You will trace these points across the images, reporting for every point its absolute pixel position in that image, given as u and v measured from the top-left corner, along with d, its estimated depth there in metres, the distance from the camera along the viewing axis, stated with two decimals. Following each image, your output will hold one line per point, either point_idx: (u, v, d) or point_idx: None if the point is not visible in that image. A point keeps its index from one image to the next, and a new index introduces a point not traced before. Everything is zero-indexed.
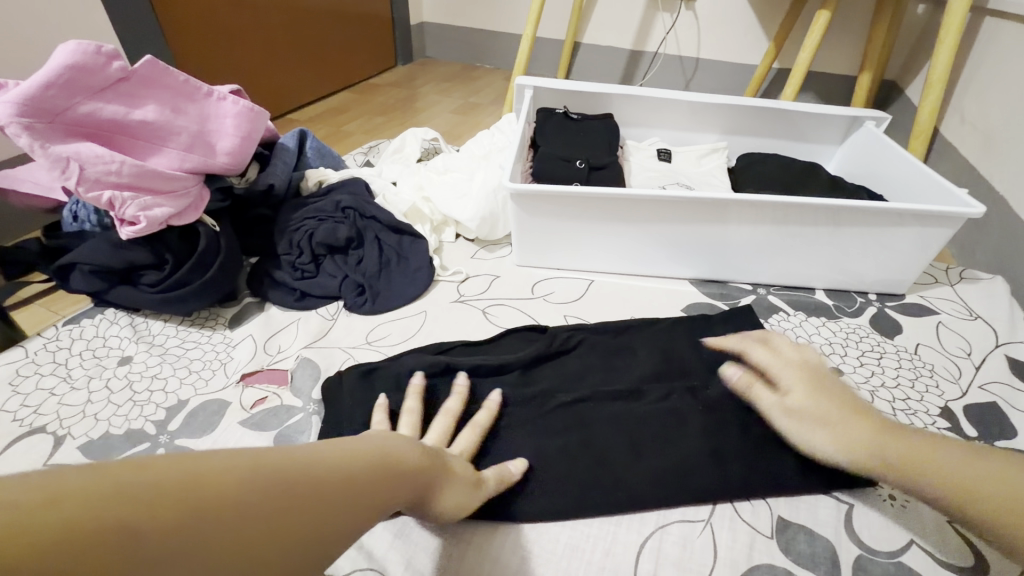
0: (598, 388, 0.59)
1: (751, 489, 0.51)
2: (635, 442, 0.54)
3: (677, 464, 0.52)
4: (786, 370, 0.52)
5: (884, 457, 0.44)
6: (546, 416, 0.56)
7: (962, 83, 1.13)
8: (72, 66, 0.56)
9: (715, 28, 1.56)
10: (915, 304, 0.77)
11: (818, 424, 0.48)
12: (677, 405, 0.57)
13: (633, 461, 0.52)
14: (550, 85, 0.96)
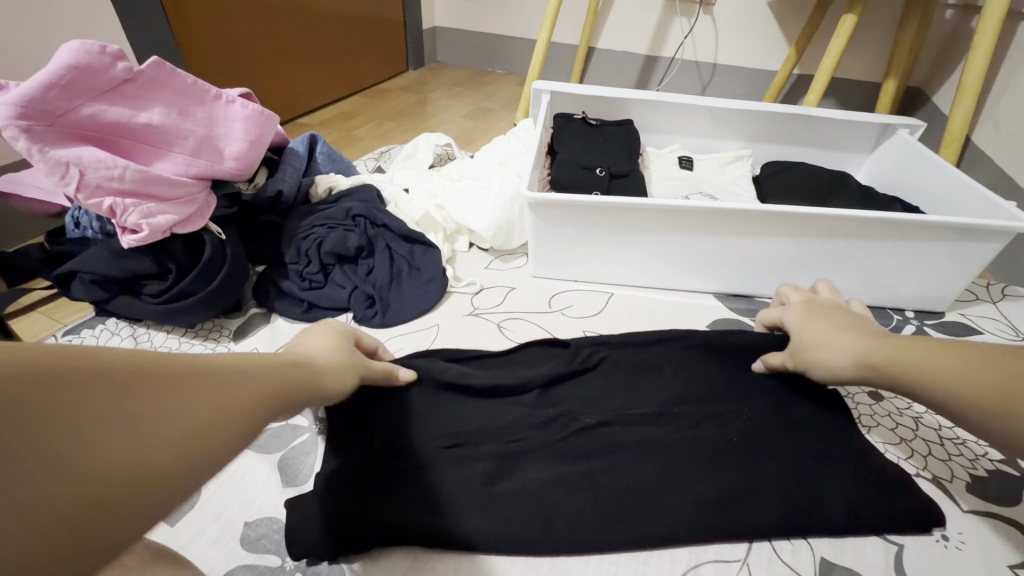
0: (622, 412, 0.55)
1: (791, 528, 0.47)
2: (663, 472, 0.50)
3: (710, 497, 0.48)
4: (792, 315, 0.56)
5: (875, 358, 0.46)
6: (567, 441, 0.53)
7: (996, 90, 1.09)
8: (76, 67, 0.53)
9: (734, 32, 1.53)
10: (955, 322, 0.73)
11: (820, 345, 0.51)
12: (707, 433, 0.54)
13: (662, 493, 0.49)
14: (568, 90, 0.93)
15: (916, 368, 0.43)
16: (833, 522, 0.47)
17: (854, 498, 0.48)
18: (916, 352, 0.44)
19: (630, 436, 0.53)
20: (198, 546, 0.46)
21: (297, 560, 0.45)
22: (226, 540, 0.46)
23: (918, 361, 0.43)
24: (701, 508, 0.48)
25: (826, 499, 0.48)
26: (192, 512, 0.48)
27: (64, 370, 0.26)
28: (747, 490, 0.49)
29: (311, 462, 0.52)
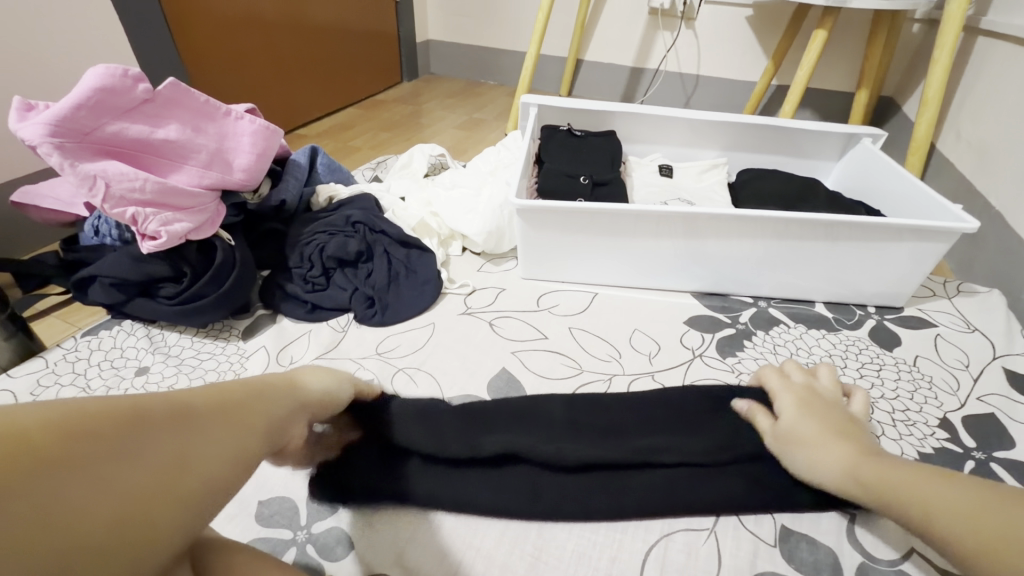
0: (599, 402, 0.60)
1: (755, 500, 0.52)
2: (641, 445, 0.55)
3: (683, 472, 0.54)
4: (783, 397, 0.55)
5: (859, 476, 0.45)
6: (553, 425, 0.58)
7: (958, 100, 1.16)
8: (102, 89, 0.59)
9: (715, 46, 1.60)
10: (913, 316, 0.79)
11: (804, 445, 0.50)
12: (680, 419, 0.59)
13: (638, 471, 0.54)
14: (555, 103, 0.99)
15: (902, 497, 0.42)
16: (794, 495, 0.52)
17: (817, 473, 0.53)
18: (893, 466, 0.45)
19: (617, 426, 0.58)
20: (217, 522, 0.50)
21: (307, 532, 0.50)
22: (243, 517, 0.51)
23: (895, 484, 0.43)
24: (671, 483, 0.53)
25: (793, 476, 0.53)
26: None
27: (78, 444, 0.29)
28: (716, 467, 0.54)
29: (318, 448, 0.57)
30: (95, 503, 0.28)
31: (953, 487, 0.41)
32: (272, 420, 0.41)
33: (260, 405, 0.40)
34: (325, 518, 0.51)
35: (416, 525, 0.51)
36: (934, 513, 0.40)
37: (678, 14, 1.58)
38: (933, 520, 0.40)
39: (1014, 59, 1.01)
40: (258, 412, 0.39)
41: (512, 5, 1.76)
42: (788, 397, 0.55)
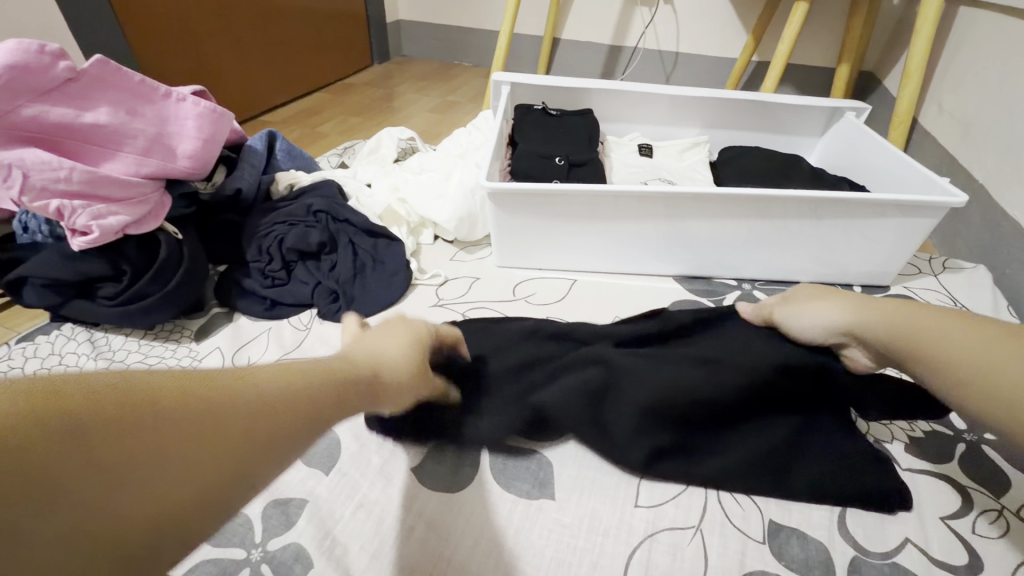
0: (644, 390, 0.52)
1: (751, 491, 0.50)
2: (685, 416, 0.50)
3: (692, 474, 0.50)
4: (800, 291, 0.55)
5: (875, 329, 0.46)
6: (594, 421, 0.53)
7: (939, 73, 1.13)
8: (13, 66, 0.52)
9: (694, 22, 1.55)
10: (899, 295, 0.77)
11: (822, 302, 0.51)
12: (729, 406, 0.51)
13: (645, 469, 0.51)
14: (527, 81, 0.94)
15: (928, 344, 0.42)
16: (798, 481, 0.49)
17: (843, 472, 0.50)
18: (928, 319, 0.43)
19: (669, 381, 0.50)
20: None
21: (261, 551, 0.46)
22: None
23: (918, 333, 0.42)
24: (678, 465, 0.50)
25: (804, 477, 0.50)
26: None
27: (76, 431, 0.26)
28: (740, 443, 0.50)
29: None
30: (115, 499, 0.27)
31: (988, 335, 0.40)
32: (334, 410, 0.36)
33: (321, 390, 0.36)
34: (282, 533, 0.47)
35: (382, 536, 0.47)
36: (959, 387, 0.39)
37: None
38: (963, 395, 0.39)
39: (997, 27, 0.98)
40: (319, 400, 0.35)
41: None
42: (834, 298, 0.50)
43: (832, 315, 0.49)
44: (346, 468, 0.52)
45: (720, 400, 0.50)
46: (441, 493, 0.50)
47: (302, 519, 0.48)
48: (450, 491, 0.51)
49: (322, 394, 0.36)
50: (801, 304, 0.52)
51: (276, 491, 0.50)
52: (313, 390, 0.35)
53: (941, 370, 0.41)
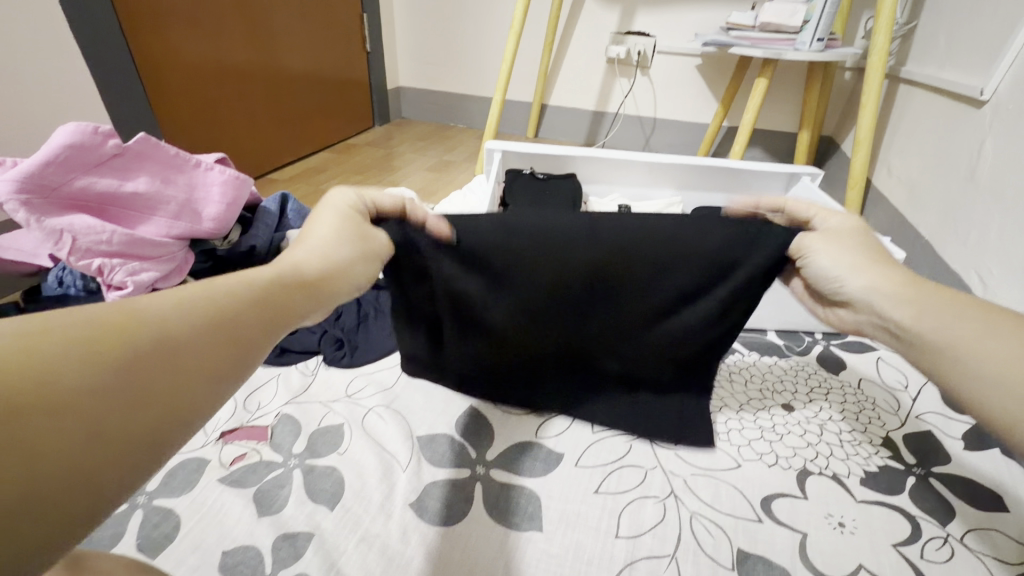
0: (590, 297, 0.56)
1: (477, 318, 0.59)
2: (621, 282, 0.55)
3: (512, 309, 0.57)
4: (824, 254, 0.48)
5: (891, 311, 0.43)
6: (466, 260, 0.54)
7: (887, 140, 1.27)
8: (71, 146, 0.60)
9: (669, 92, 1.71)
10: (856, 341, 0.84)
11: (845, 249, 0.47)
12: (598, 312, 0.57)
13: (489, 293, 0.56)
14: (518, 149, 1.05)
15: (952, 346, 0.38)
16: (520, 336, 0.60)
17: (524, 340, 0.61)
18: (966, 328, 0.38)
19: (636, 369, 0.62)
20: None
21: None
22: (205, 568, 0.50)
23: (940, 337, 0.39)
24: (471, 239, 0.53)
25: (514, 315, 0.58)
26: (172, 545, 0.52)
27: (100, 371, 0.26)
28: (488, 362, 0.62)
29: (286, 493, 0.57)
30: (96, 394, 0.26)
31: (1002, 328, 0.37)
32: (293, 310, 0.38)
33: (260, 289, 0.36)
34: (290, 565, 0.50)
35: (385, 566, 0.51)
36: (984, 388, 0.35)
37: (634, 63, 1.69)
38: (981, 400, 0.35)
39: (931, 104, 1.12)
40: (267, 314, 0.36)
41: (479, 55, 1.86)
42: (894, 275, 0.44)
43: (855, 280, 0.45)
44: (349, 504, 0.56)
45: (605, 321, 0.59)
46: (436, 526, 0.55)
47: (309, 550, 0.52)
48: (446, 524, 0.55)
49: (251, 292, 0.36)
50: (837, 240, 0.48)
51: (285, 525, 0.54)
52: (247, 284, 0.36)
53: (981, 368, 0.36)
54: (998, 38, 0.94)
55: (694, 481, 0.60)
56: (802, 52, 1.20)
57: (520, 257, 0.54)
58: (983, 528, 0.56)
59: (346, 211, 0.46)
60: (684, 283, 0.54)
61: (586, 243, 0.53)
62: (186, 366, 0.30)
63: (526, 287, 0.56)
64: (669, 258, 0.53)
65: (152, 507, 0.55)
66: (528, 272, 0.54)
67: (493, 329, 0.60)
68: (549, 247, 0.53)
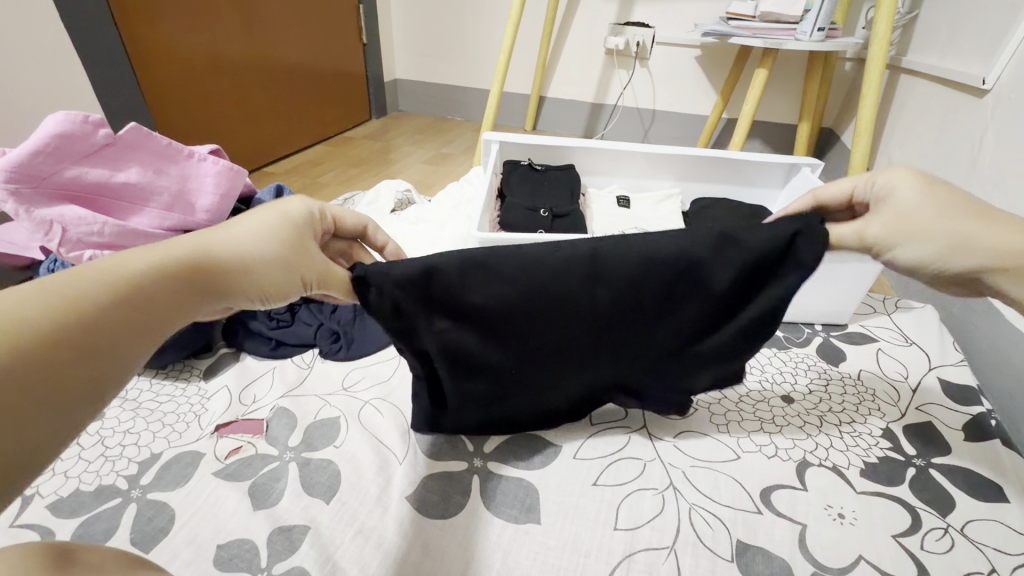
0: (600, 332, 0.50)
1: (476, 374, 0.53)
2: (631, 315, 0.49)
3: (510, 359, 0.52)
4: (909, 243, 0.41)
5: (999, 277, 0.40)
6: (454, 304, 0.47)
7: (887, 131, 1.26)
8: (61, 135, 0.59)
9: (668, 84, 1.70)
10: (856, 332, 0.84)
11: (915, 224, 0.41)
12: (609, 348, 0.52)
13: (484, 348, 0.51)
14: (515, 140, 1.04)
15: None
16: (522, 385, 0.55)
17: (531, 389, 0.55)
18: None
19: (643, 397, 0.57)
20: (172, 569, 0.49)
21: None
22: (200, 562, 0.49)
23: None
24: (455, 281, 0.46)
25: (515, 362, 0.53)
26: (166, 539, 0.51)
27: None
28: (482, 414, 0.57)
29: (282, 487, 0.57)
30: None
31: None
32: (182, 309, 0.36)
33: (136, 292, 0.33)
34: (286, 557, 0.50)
35: (381, 560, 0.50)
36: None
37: (633, 54, 1.67)
38: None
39: (932, 94, 1.11)
40: (143, 319, 0.33)
41: (476, 46, 1.84)
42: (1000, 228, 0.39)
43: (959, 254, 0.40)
44: (345, 497, 0.56)
45: (614, 361, 0.53)
46: (432, 518, 0.54)
47: (304, 543, 0.51)
48: (443, 517, 0.55)
49: (140, 292, 0.33)
50: (926, 213, 0.40)
51: (280, 518, 0.53)
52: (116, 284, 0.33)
53: None
54: (1001, 26, 0.93)
55: (693, 473, 0.60)
56: (803, 42, 1.19)
57: (513, 305, 0.48)
58: (983, 519, 0.56)
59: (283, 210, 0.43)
60: (686, 314, 0.50)
61: (576, 276, 0.47)
62: (49, 391, 0.28)
63: (522, 334, 0.50)
64: (666, 292, 0.48)
65: (145, 500, 0.55)
66: (517, 318, 0.49)
67: (489, 385, 0.54)
68: (542, 287, 0.47)
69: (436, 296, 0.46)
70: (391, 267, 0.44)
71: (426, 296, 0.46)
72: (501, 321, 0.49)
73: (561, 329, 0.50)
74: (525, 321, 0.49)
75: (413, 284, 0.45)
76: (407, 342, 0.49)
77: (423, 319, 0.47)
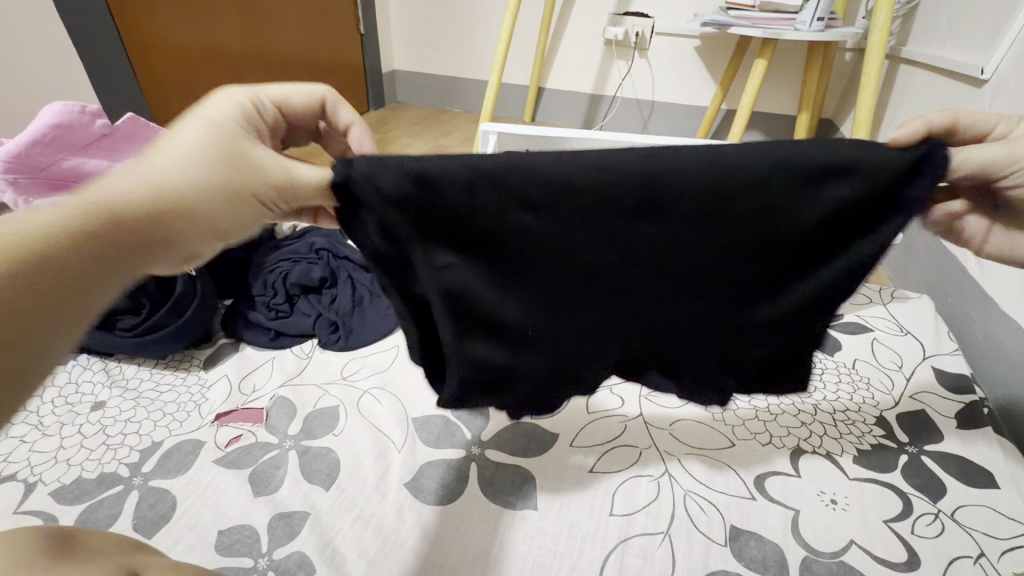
0: (638, 280, 0.42)
1: (487, 331, 0.46)
2: (685, 259, 0.41)
3: (531, 312, 0.45)
4: None
5: None
6: (458, 235, 0.40)
7: (886, 122, 1.26)
8: (58, 126, 0.59)
9: (667, 74, 1.69)
10: (852, 322, 0.85)
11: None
12: (656, 301, 0.44)
13: (498, 295, 0.44)
14: (513, 131, 1.04)
15: None
16: (543, 347, 0.47)
17: (549, 353, 0.47)
18: None
19: (688, 370, 0.49)
20: (174, 554, 0.49)
21: (267, 560, 0.49)
22: (201, 547, 0.50)
23: None
24: (463, 200, 0.39)
25: (531, 315, 0.45)
26: (168, 524, 0.52)
27: None
28: (498, 383, 0.49)
29: (282, 473, 0.57)
30: None
31: None
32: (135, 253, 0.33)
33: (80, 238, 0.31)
34: (287, 543, 0.51)
35: (380, 545, 0.51)
36: None
37: (632, 44, 1.66)
38: None
39: (931, 84, 1.11)
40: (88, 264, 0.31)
41: (474, 37, 1.83)
42: None
43: None
44: (345, 484, 0.56)
45: (657, 319, 0.45)
46: (431, 505, 0.55)
47: (305, 529, 0.52)
48: (441, 503, 0.55)
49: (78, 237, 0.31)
50: None
51: (281, 505, 0.54)
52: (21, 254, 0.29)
53: None
54: (1000, 16, 0.92)
55: (688, 460, 0.61)
56: (803, 32, 1.18)
57: (537, 238, 0.40)
58: (973, 504, 0.56)
59: (214, 123, 0.38)
60: (749, 266, 0.42)
61: (610, 198, 0.38)
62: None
63: (539, 274, 0.43)
64: (736, 233, 0.40)
65: (148, 487, 0.55)
66: (535, 251, 0.41)
67: (503, 345, 0.47)
68: (570, 215, 0.39)
69: (438, 224, 0.40)
70: (385, 166, 0.37)
71: (420, 221, 0.39)
72: (517, 253, 0.41)
73: (595, 270, 0.42)
74: (543, 255, 0.41)
75: (399, 198, 0.38)
76: (402, 281, 0.42)
77: (416, 247, 0.41)
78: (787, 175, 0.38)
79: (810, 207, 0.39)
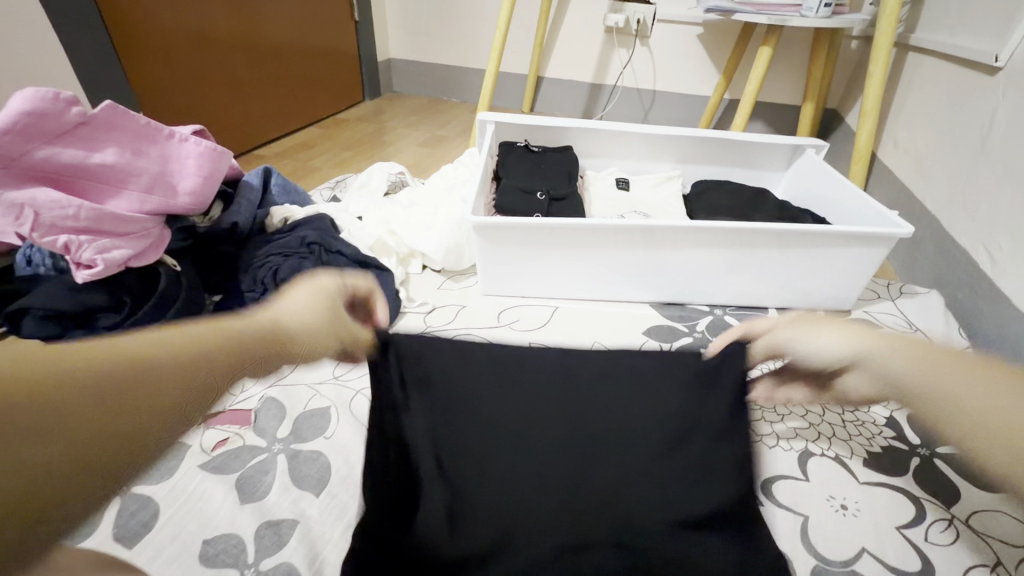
0: (587, 429, 0.51)
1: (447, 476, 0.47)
2: (620, 424, 0.52)
3: (494, 456, 0.49)
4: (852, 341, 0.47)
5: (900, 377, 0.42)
6: (451, 390, 0.54)
7: (893, 113, 1.23)
8: (30, 113, 0.57)
9: (669, 63, 1.65)
10: (860, 318, 0.82)
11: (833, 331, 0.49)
12: (606, 461, 0.49)
13: (465, 428, 0.51)
14: (511, 120, 1.00)
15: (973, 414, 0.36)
16: (496, 513, 0.45)
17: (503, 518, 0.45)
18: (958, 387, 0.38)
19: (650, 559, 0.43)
20: (154, 567, 0.47)
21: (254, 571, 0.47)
22: (184, 558, 0.48)
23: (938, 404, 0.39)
24: (453, 372, 0.55)
25: (494, 457, 0.49)
26: (149, 534, 0.49)
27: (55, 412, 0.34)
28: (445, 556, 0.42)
29: (271, 479, 0.55)
30: (38, 444, 0.34)
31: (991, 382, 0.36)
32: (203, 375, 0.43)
33: (182, 358, 0.40)
34: (274, 553, 0.49)
35: None
36: (990, 453, 0.35)
37: (633, 32, 1.63)
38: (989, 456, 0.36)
39: (941, 73, 1.07)
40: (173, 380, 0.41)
41: (471, 25, 1.79)
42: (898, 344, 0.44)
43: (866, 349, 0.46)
44: (336, 490, 0.54)
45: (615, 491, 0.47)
46: None
47: (293, 538, 0.50)
48: None
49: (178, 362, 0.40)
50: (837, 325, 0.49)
51: (268, 513, 0.52)
52: (117, 377, 0.37)
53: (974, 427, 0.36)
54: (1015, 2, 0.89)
55: None
56: (809, 18, 1.15)
57: (504, 374, 0.56)
58: (989, 510, 0.54)
59: (320, 290, 0.50)
60: (676, 437, 0.51)
61: (553, 376, 0.56)
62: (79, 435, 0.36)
63: (507, 421, 0.52)
64: (649, 394, 0.55)
65: (129, 494, 0.53)
66: (506, 401, 0.53)
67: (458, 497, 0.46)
68: (533, 375, 0.57)
69: (438, 379, 0.54)
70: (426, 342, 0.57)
71: (423, 373, 0.54)
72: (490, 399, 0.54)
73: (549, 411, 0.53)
74: (513, 397, 0.54)
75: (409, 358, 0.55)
76: (389, 424, 0.51)
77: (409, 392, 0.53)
78: (681, 378, 0.55)
79: (705, 412, 0.53)
